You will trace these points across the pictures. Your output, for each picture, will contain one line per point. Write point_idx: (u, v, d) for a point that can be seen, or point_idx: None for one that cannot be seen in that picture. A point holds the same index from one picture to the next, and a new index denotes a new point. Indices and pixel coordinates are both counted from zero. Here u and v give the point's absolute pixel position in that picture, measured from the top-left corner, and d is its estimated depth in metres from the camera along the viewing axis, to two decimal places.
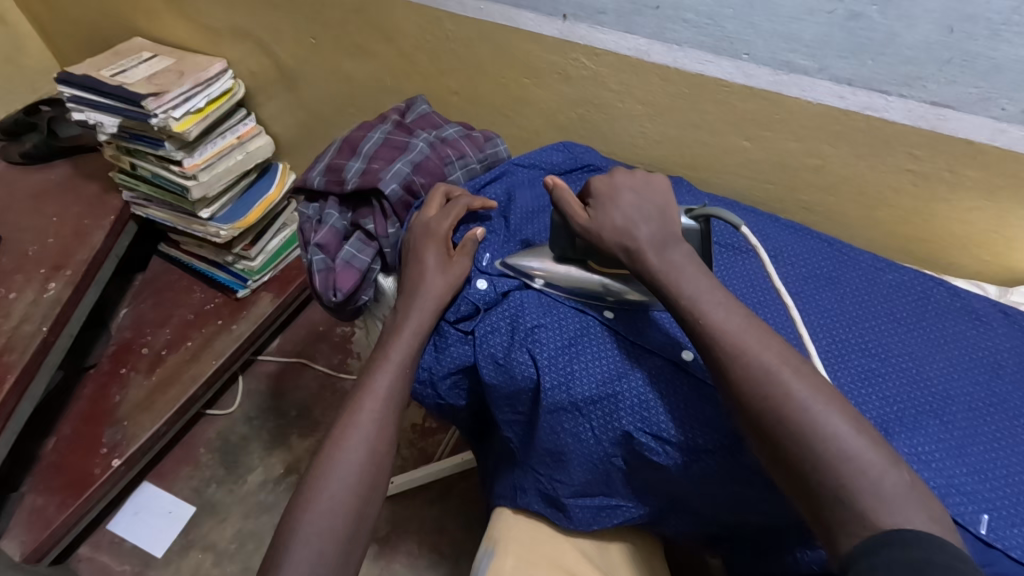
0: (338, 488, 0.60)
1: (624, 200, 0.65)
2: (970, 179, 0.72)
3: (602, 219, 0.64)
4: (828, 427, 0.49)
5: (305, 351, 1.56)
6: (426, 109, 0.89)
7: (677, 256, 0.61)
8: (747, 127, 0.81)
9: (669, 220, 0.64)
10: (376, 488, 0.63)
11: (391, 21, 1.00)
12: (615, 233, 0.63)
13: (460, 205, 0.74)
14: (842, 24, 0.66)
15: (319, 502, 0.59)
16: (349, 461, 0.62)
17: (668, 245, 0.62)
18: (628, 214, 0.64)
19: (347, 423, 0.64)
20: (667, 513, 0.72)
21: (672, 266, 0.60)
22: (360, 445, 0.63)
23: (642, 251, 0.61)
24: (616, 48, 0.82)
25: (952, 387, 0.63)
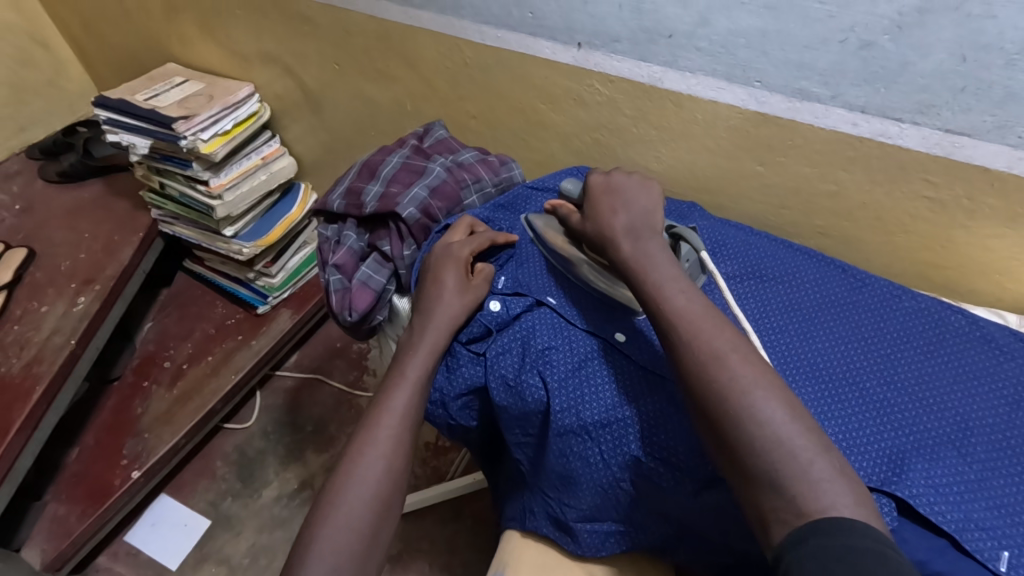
0: (355, 502, 0.61)
1: (602, 198, 0.68)
2: (988, 207, 0.72)
3: (590, 213, 0.68)
4: (764, 412, 0.49)
5: (321, 367, 1.58)
6: (444, 134, 0.91)
7: (652, 244, 0.62)
8: (761, 152, 0.81)
9: (652, 218, 0.66)
10: (391, 502, 0.63)
11: (413, 49, 1.03)
12: (595, 227, 0.67)
13: (483, 239, 0.76)
14: (854, 53, 0.67)
15: (337, 514, 0.60)
16: (364, 477, 0.62)
17: (641, 234, 0.64)
18: (604, 212, 0.67)
19: (366, 438, 0.64)
20: (679, 543, 0.71)
21: (644, 255, 0.61)
22: (376, 461, 0.63)
23: (617, 238, 0.64)
24: (630, 74, 0.83)
25: (971, 418, 0.62)
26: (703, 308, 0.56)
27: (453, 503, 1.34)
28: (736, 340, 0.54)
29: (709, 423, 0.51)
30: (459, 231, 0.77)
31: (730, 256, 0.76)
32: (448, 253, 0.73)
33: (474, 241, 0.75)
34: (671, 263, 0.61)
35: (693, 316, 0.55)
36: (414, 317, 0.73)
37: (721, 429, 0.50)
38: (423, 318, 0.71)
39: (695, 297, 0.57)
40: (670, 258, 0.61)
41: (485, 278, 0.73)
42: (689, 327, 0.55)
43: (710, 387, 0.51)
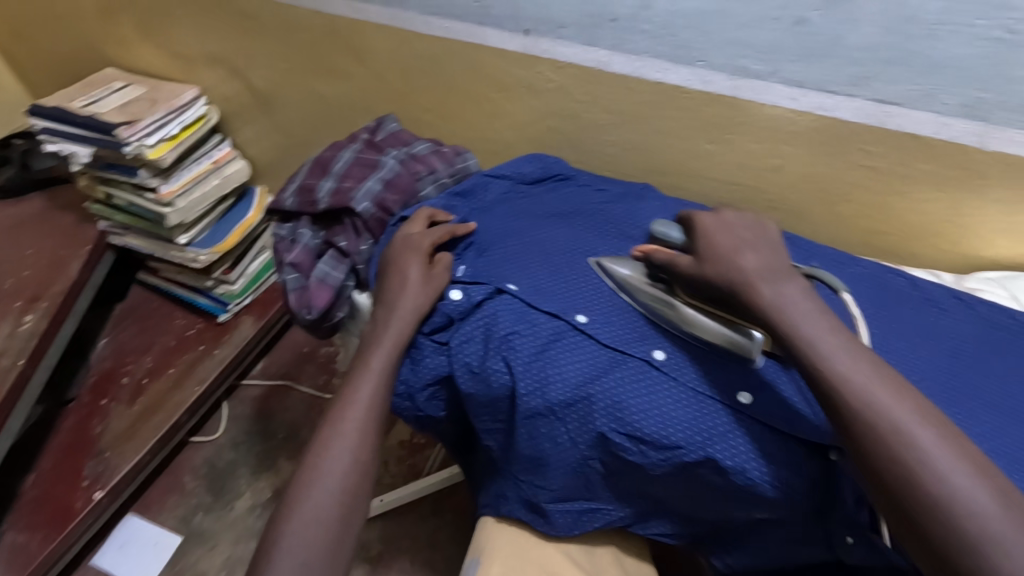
0: (322, 496, 0.61)
1: (722, 237, 0.64)
2: (922, 172, 0.75)
3: (707, 252, 0.63)
4: (967, 501, 0.46)
5: (289, 373, 1.55)
6: (396, 127, 0.90)
7: (792, 289, 0.58)
8: (708, 131, 0.83)
9: (780, 258, 0.62)
10: (360, 495, 0.63)
11: (361, 44, 1.02)
12: (719, 267, 0.62)
13: (442, 230, 0.77)
14: (789, 30, 0.69)
15: (304, 510, 0.60)
16: (331, 470, 0.62)
17: (776, 276, 0.60)
18: (729, 252, 0.62)
19: (331, 432, 0.64)
20: (651, 516, 0.72)
21: (786, 302, 0.58)
22: (343, 454, 0.63)
23: (752, 282, 0.59)
24: (579, 59, 0.84)
25: (916, 374, 0.64)
26: (869, 373, 0.53)
27: (433, 499, 1.33)
28: (919, 410, 0.51)
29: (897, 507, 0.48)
30: (416, 221, 0.77)
31: None
32: (410, 243, 0.74)
33: (433, 231, 0.76)
34: (817, 313, 0.57)
35: (870, 386, 0.52)
36: (376, 311, 0.73)
37: (913, 514, 0.47)
38: (387, 311, 0.71)
39: (856, 355, 0.54)
40: (816, 305, 0.57)
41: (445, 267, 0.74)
42: (870, 400, 0.51)
43: (895, 465, 0.48)
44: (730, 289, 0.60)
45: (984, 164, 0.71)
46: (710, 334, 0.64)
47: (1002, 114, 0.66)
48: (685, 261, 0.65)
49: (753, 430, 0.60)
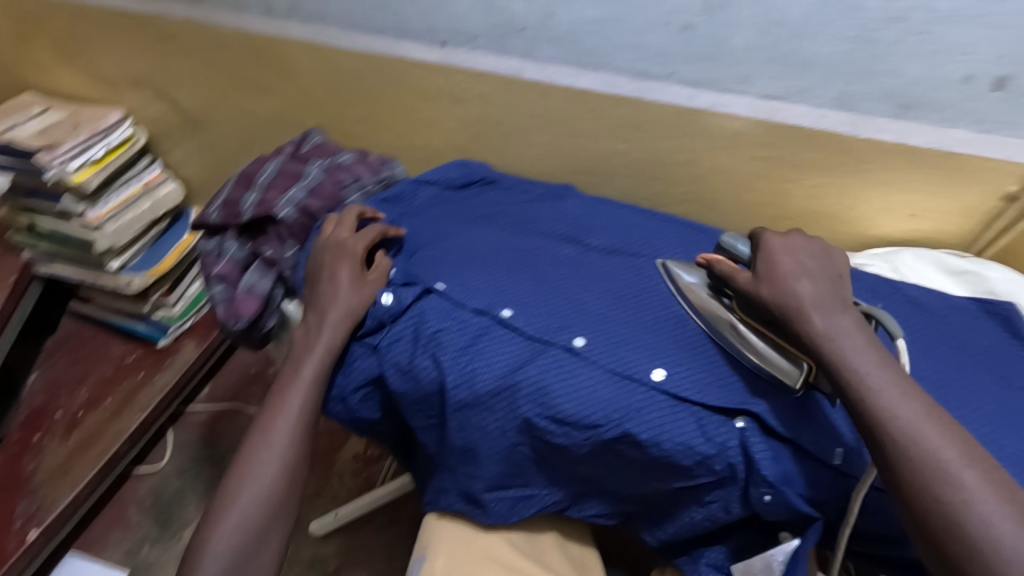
0: (249, 502, 0.65)
1: (787, 259, 0.64)
2: (810, 160, 0.82)
3: (766, 273, 0.64)
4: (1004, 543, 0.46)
5: (237, 395, 1.52)
6: (322, 139, 0.92)
7: (846, 322, 0.59)
8: (620, 131, 0.89)
9: (841, 291, 0.62)
10: (287, 499, 0.67)
11: (285, 60, 1.03)
12: (773, 291, 0.62)
13: (375, 232, 0.78)
14: (679, 35, 0.75)
15: (232, 515, 0.64)
16: (260, 477, 0.66)
17: (833, 306, 0.60)
18: (791, 275, 0.63)
19: (260, 440, 0.67)
20: (584, 497, 0.75)
21: (838, 333, 0.58)
22: (272, 461, 0.67)
23: (804, 310, 0.60)
24: (494, 68, 0.89)
25: None
26: (917, 409, 0.53)
27: (388, 509, 1.33)
28: (966, 450, 0.51)
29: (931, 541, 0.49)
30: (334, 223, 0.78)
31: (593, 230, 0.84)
32: (340, 246, 0.75)
33: (364, 235, 0.77)
34: (869, 347, 0.57)
35: (918, 422, 0.52)
36: (308, 313, 0.75)
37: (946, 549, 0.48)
38: (319, 316, 0.72)
39: (906, 389, 0.54)
40: (869, 340, 0.58)
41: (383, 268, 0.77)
42: (915, 433, 0.52)
43: (934, 499, 0.49)
44: (781, 313, 0.61)
45: (861, 150, 0.78)
46: (758, 353, 0.64)
47: (868, 104, 0.74)
48: (743, 276, 0.65)
49: (665, 404, 0.64)
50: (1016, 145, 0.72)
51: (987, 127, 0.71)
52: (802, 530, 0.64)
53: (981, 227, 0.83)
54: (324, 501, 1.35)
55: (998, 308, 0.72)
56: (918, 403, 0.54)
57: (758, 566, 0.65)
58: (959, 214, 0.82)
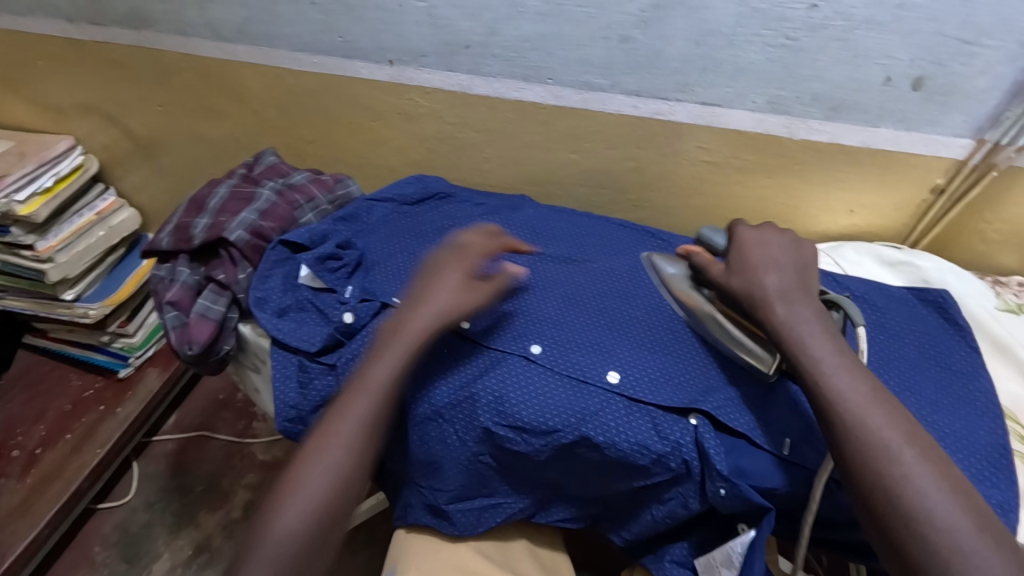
0: (299, 510, 0.58)
1: (759, 251, 0.67)
2: (752, 163, 0.85)
3: (738, 265, 0.67)
4: (945, 519, 0.49)
5: (205, 423, 1.49)
6: (274, 160, 0.91)
7: (805, 311, 0.62)
8: (570, 141, 0.91)
9: (808, 281, 0.65)
10: (325, 538, 0.58)
11: (236, 84, 1.03)
12: (742, 281, 0.65)
13: (495, 244, 0.75)
14: (618, 47, 0.78)
15: (259, 558, 0.56)
16: (313, 487, 0.59)
17: (796, 296, 0.63)
18: (759, 266, 0.65)
19: (319, 441, 0.60)
20: (549, 502, 0.76)
21: (797, 322, 0.61)
22: (329, 470, 0.59)
23: (767, 300, 0.63)
24: (444, 84, 0.90)
25: None
26: (861, 394, 0.56)
27: (365, 528, 1.32)
28: (909, 432, 0.54)
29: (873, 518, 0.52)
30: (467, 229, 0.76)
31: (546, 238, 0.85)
32: (461, 248, 0.72)
33: (488, 242, 0.74)
34: (826, 334, 0.60)
35: (866, 406, 0.55)
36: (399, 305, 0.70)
37: (887, 524, 0.51)
38: (413, 310, 0.67)
39: (854, 374, 0.57)
40: (826, 327, 0.61)
41: (500, 284, 0.71)
42: (858, 416, 0.54)
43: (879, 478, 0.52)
44: (748, 303, 0.64)
45: (797, 151, 0.82)
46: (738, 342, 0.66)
47: (800, 108, 0.77)
48: (716, 267, 0.68)
49: (621, 405, 0.66)
50: (939, 141, 0.76)
51: (910, 125, 0.75)
52: (758, 521, 0.65)
53: (914, 220, 0.87)
54: None
55: (931, 296, 0.75)
56: (865, 387, 0.57)
57: (719, 559, 0.66)
58: (894, 208, 0.86)
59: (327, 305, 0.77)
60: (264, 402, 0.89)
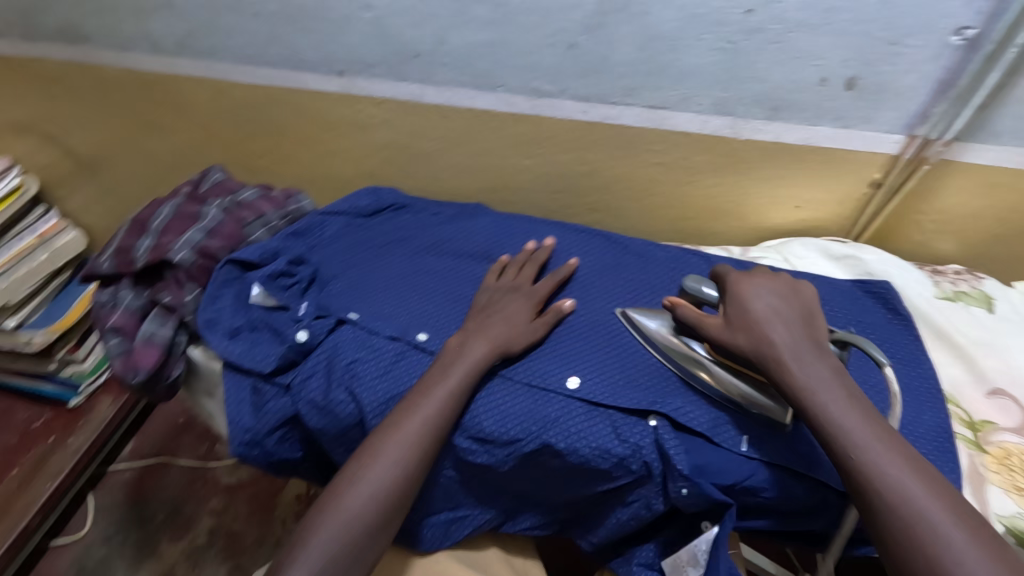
0: (361, 496, 0.60)
1: (759, 303, 0.64)
2: (702, 163, 0.87)
3: (739, 319, 0.63)
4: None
5: (165, 449, 1.42)
6: (222, 176, 0.89)
7: (823, 371, 0.58)
8: (524, 147, 0.91)
9: (816, 332, 0.62)
10: (365, 547, 0.60)
11: (181, 98, 1.00)
12: (749, 339, 0.61)
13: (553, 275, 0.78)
14: (565, 53, 0.78)
15: (321, 536, 0.59)
16: (377, 476, 0.61)
17: (812, 355, 0.60)
18: (763, 322, 0.62)
19: (387, 432, 0.62)
20: (518, 512, 0.76)
21: (817, 384, 0.58)
22: (392, 463, 0.61)
23: (783, 361, 0.59)
24: (394, 94, 0.89)
25: None
26: (899, 465, 0.53)
27: None
28: (950, 503, 0.52)
29: None
30: (513, 268, 0.79)
31: (505, 246, 0.85)
32: (515, 286, 0.76)
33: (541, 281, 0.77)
34: (847, 395, 0.57)
35: (903, 478, 0.53)
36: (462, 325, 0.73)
37: None
38: (474, 329, 0.71)
39: (890, 442, 0.55)
40: (846, 387, 0.58)
41: (557, 316, 0.73)
42: (896, 489, 0.52)
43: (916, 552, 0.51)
44: (758, 362, 0.61)
45: (743, 150, 0.84)
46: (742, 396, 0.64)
47: (744, 109, 0.79)
48: (711, 323, 0.65)
49: (581, 410, 0.66)
50: (875, 137, 0.79)
51: (847, 123, 0.78)
52: (721, 517, 0.65)
53: (856, 214, 0.90)
54: (268, 548, 1.27)
55: (875, 288, 0.78)
56: (902, 458, 0.54)
57: (684, 559, 0.67)
58: (837, 203, 0.89)
59: (280, 324, 0.75)
60: (221, 426, 0.86)
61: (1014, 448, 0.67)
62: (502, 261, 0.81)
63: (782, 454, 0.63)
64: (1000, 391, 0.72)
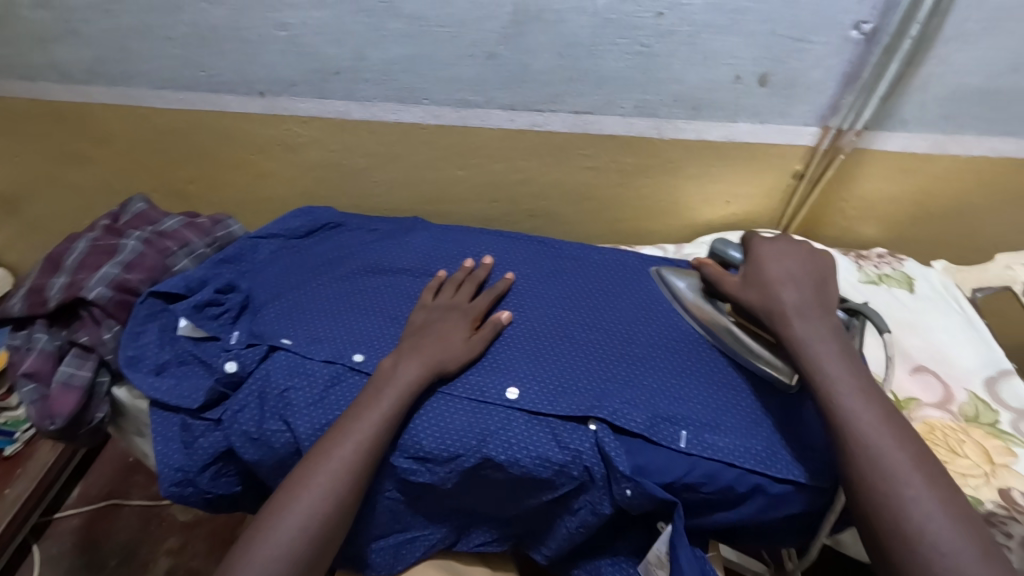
0: (293, 527, 0.58)
1: (775, 266, 0.68)
2: (632, 165, 0.88)
3: (754, 279, 0.67)
4: (925, 518, 0.51)
5: (116, 490, 1.34)
6: (142, 206, 0.85)
7: (821, 324, 0.62)
8: (456, 158, 0.91)
9: (826, 294, 0.65)
10: None
11: (99, 127, 0.96)
12: (759, 296, 0.66)
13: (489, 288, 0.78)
14: (486, 63, 0.78)
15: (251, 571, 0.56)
16: (310, 505, 0.59)
17: (815, 310, 0.63)
18: (776, 280, 0.66)
19: (321, 459, 0.61)
20: (469, 528, 0.75)
21: (815, 334, 0.61)
22: (325, 491, 0.60)
23: (784, 314, 0.63)
24: (320, 112, 0.88)
25: (639, 341, 0.73)
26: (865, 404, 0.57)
27: None
28: (908, 441, 0.55)
29: (862, 516, 0.54)
30: (449, 287, 0.78)
31: (441, 258, 0.85)
32: (453, 305, 0.75)
33: (479, 298, 0.77)
34: (840, 346, 0.61)
35: (870, 418, 0.56)
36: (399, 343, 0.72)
37: (872, 522, 0.53)
38: (410, 348, 0.69)
39: (863, 387, 0.58)
40: (839, 339, 0.61)
41: (495, 329, 0.73)
42: (863, 425, 0.55)
43: (870, 479, 0.53)
44: (764, 316, 0.65)
45: (670, 150, 0.85)
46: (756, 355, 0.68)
47: (665, 109, 0.80)
48: (730, 282, 0.69)
49: (521, 420, 0.66)
50: (792, 130, 0.81)
51: (764, 118, 0.80)
52: (672, 515, 0.64)
53: (783, 205, 0.93)
54: None
55: None
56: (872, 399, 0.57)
57: (653, 561, 0.67)
58: (764, 195, 0.91)
59: (210, 356, 0.73)
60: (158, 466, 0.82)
61: (936, 423, 0.70)
62: (438, 278, 0.80)
63: (720, 449, 0.63)
64: (922, 368, 0.75)
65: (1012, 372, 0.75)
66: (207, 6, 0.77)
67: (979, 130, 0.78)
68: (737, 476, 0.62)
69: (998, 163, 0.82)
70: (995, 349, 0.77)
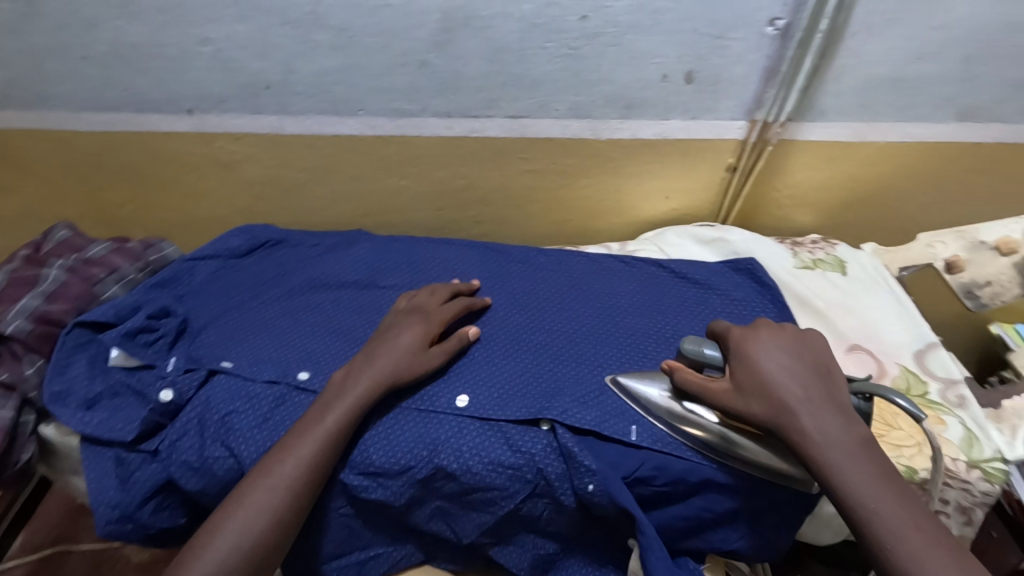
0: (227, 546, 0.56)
1: (770, 362, 0.61)
2: (571, 166, 0.89)
3: (749, 382, 0.60)
4: None
5: (62, 534, 1.20)
6: (67, 233, 0.81)
7: (833, 425, 0.56)
8: (396, 168, 0.90)
9: (833, 386, 0.59)
10: None
11: (17, 154, 0.91)
12: (764, 404, 0.58)
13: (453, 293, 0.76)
14: (418, 72, 0.78)
15: None
16: (247, 522, 0.57)
17: (825, 408, 0.57)
18: (774, 381, 0.59)
19: (260, 475, 0.59)
20: (435, 542, 0.73)
21: (830, 440, 0.55)
22: (263, 509, 0.58)
23: (796, 423, 0.57)
24: (253, 128, 0.86)
25: (588, 342, 0.74)
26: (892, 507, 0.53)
27: None
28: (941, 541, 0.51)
29: None
30: (425, 291, 0.76)
31: (387, 269, 0.84)
32: (417, 311, 0.73)
33: (451, 303, 0.75)
34: (858, 448, 0.55)
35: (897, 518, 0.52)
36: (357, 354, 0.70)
37: None
38: (365, 359, 0.67)
39: (885, 482, 0.54)
40: (857, 439, 0.56)
41: (461, 341, 0.71)
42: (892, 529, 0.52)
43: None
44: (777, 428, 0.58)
45: (607, 149, 0.87)
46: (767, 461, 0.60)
47: (599, 110, 0.82)
48: (717, 388, 0.61)
49: (472, 427, 0.65)
50: (722, 125, 0.84)
51: (694, 114, 0.82)
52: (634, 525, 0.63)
53: (719, 198, 0.96)
54: None
55: (742, 265, 0.82)
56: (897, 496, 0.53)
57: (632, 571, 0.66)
58: (701, 189, 0.94)
59: (145, 384, 0.70)
60: None
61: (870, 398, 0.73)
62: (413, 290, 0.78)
63: (670, 441, 0.64)
64: (857, 347, 0.78)
65: (937, 345, 0.78)
66: (124, 24, 0.75)
67: (893, 118, 0.82)
68: (687, 467, 0.62)
69: (913, 147, 0.86)
70: (923, 325, 0.80)
